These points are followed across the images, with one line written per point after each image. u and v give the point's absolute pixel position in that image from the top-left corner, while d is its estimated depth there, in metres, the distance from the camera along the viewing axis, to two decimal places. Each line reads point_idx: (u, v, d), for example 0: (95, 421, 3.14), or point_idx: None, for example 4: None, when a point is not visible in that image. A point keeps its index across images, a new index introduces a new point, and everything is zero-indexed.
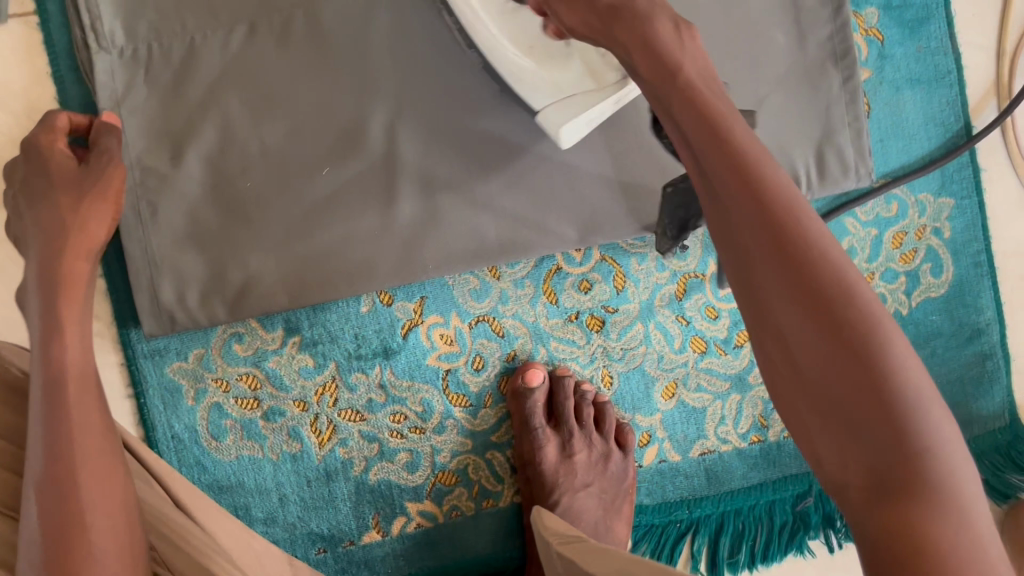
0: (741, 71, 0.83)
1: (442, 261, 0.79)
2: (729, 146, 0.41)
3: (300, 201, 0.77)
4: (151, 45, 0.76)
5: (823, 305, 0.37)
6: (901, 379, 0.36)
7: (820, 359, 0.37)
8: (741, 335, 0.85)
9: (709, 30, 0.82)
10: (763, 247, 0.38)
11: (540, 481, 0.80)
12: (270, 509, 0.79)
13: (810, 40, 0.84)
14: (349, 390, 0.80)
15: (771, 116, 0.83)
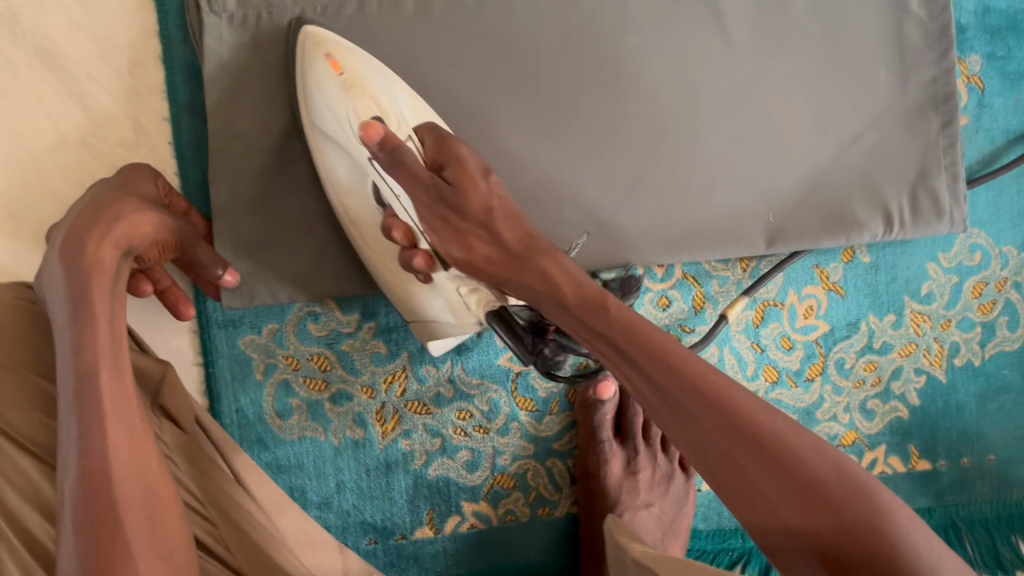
0: (843, 106, 0.82)
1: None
2: (647, 342, 0.50)
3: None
4: (260, 14, 0.73)
5: (738, 420, 0.46)
6: (815, 449, 0.46)
7: (756, 463, 0.45)
8: (813, 368, 0.85)
9: (815, 62, 0.82)
10: (674, 390, 0.48)
11: (602, 495, 0.79)
12: (326, 494, 0.78)
13: (913, 82, 0.83)
14: (418, 382, 0.79)
15: (868, 154, 0.82)
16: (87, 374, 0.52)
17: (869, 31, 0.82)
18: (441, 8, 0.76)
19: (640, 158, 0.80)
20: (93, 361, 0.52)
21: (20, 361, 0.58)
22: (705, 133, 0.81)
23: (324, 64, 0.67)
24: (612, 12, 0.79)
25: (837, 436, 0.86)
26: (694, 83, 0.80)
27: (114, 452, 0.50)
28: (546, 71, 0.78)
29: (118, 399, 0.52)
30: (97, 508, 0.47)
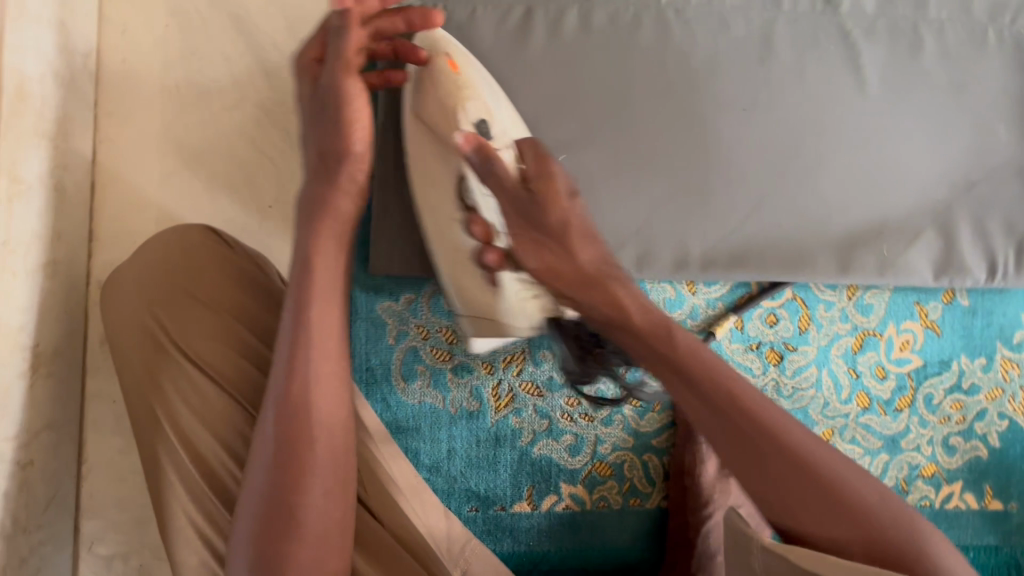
0: (964, 155, 0.87)
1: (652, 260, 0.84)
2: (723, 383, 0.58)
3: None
4: (437, 6, 0.81)
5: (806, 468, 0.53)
6: (864, 487, 0.52)
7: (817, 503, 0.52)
8: (903, 400, 0.89)
9: (944, 110, 0.87)
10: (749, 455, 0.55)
11: (695, 492, 0.83)
12: (437, 458, 0.83)
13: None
14: (535, 365, 0.85)
15: (981, 201, 0.87)
16: (302, 296, 0.58)
17: (996, 87, 0.88)
18: (600, 23, 0.84)
19: (768, 179, 0.85)
20: (316, 281, 0.58)
21: (208, 302, 0.67)
22: (831, 162, 0.86)
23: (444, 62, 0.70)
24: (754, 44, 0.86)
25: (918, 466, 0.89)
26: (825, 117, 0.86)
27: (316, 367, 0.57)
28: (691, 87, 0.84)
29: (331, 310, 0.58)
30: (292, 416, 0.55)
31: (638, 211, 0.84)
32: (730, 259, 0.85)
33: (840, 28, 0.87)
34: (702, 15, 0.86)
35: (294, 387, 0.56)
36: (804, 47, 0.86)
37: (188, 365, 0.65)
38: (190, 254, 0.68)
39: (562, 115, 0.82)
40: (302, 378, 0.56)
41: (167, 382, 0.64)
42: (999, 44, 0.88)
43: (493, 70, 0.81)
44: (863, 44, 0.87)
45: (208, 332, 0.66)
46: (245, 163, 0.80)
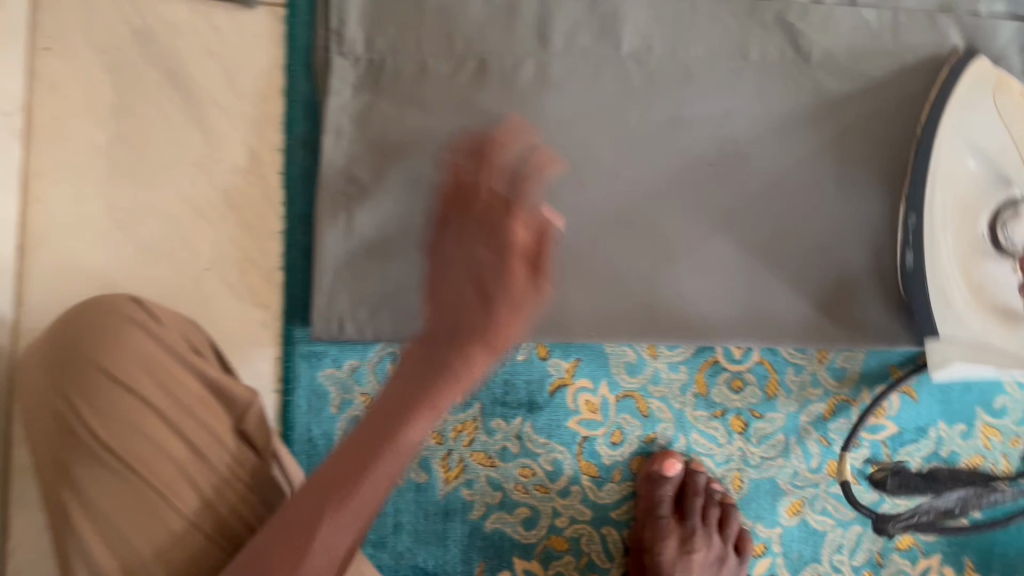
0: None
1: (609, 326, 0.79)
2: None
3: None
4: (385, 58, 0.76)
5: None
6: None
7: None
8: (877, 468, 0.85)
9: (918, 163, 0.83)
10: None
11: (655, 571, 0.79)
12: (382, 533, 0.79)
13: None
14: (487, 434, 0.80)
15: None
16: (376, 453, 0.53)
17: None
18: (559, 75, 0.78)
19: (732, 239, 0.81)
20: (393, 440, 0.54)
21: (129, 384, 0.64)
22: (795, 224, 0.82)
23: (1013, 97, 0.79)
24: (723, 97, 0.80)
25: (894, 539, 0.85)
26: (793, 174, 0.82)
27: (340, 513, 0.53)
28: (655, 144, 0.80)
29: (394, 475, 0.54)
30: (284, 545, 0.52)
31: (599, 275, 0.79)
32: (693, 324, 0.80)
33: (811, 80, 0.81)
34: (665, 67, 0.80)
35: (329, 497, 0.53)
36: (774, 101, 0.81)
37: (111, 459, 0.62)
38: (116, 339, 0.65)
39: None
40: (348, 502, 0.54)
41: (91, 481, 0.61)
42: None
43: (445, 128, 0.77)
44: (835, 98, 0.82)
45: (132, 422, 0.63)
46: (183, 227, 0.76)
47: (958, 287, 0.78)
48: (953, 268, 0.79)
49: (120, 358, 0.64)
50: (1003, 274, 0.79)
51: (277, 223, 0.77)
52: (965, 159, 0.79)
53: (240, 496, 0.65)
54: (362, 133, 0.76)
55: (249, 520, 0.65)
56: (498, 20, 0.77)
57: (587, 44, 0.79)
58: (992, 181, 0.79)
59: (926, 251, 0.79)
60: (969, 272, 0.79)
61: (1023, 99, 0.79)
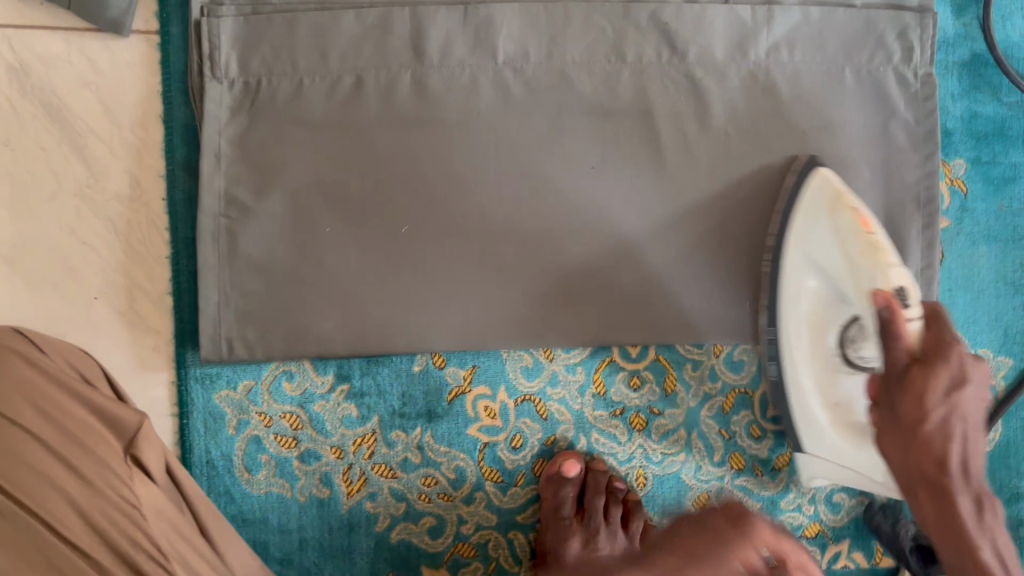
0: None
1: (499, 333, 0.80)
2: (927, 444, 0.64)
3: (374, 254, 0.78)
4: (260, 80, 0.77)
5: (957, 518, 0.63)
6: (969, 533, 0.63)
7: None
8: (781, 458, 0.85)
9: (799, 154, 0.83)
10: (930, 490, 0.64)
11: (560, 572, 0.80)
12: (288, 549, 0.80)
13: (903, 181, 0.84)
14: (387, 446, 0.81)
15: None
16: None
17: (857, 128, 0.84)
18: (435, 86, 0.79)
19: (620, 239, 0.81)
20: None
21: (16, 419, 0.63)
22: (684, 218, 0.82)
23: (851, 215, 0.69)
24: (601, 101, 0.81)
25: (802, 526, 0.85)
26: (677, 171, 0.82)
27: None
28: (537, 148, 0.80)
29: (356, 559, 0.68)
30: None
31: (489, 283, 0.80)
32: (583, 324, 0.81)
33: (689, 78, 0.82)
34: (542, 74, 0.81)
35: None
36: (653, 101, 0.82)
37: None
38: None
39: (402, 184, 0.79)
40: None
41: None
42: (856, 82, 0.84)
43: (324, 145, 0.78)
44: (715, 94, 0.82)
45: (16, 454, 0.62)
46: (68, 258, 0.77)
47: (812, 396, 0.78)
48: (806, 363, 0.77)
49: (3, 392, 0.64)
50: (856, 390, 0.75)
51: (164, 248, 0.78)
52: (806, 278, 0.75)
53: (128, 520, 0.64)
54: (240, 154, 0.77)
55: (140, 543, 0.63)
56: (371, 37, 0.78)
57: (463, 54, 0.79)
58: (834, 297, 0.73)
59: (786, 368, 0.79)
60: (824, 388, 0.77)
61: (860, 218, 0.68)
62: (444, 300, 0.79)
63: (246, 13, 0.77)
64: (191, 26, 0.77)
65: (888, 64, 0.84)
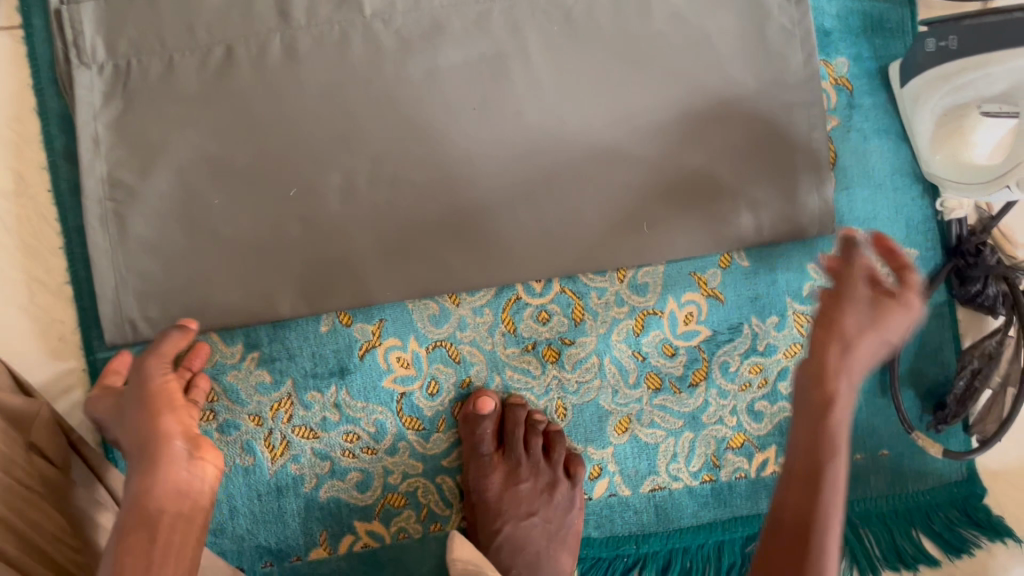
0: (719, 113, 0.81)
1: (399, 273, 0.79)
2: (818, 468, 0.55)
3: (264, 224, 0.78)
4: (130, 61, 0.77)
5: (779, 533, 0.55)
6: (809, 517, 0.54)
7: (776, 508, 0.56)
8: (696, 373, 0.86)
9: (683, 71, 0.80)
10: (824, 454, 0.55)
11: (484, 507, 0.82)
12: (220, 520, 0.81)
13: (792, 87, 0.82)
14: (304, 408, 0.82)
15: (736, 162, 0.82)
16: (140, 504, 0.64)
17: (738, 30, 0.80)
18: (307, 47, 0.78)
19: (513, 180, 0.80)
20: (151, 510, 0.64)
21: None
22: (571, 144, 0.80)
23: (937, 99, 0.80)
24: (476, 43, 0.79)
25: (726, 439, 0.86)
26: (560, 102, 0.80)
27: None
28: (416, 96, 0.78)
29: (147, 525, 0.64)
30: None
31: (384, 234, 0.79)
32: (480, 264, 0.80)
33: (560, 8, 0.79)
34: (413, 22, 0.79)
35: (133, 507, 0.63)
36: (527, 37, 0.79)
37: None
38: None
39: (282, 148, 0.78)
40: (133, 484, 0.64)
41: None
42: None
43: (200, 120, 0.77)
44: (587, 22, 0.80)
45: None
46: None
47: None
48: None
49: None
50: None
51: (56, 239, 0.79)
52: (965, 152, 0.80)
53: (29, 501, 0.64)
54: (118, 136, 0.77)
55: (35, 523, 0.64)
56: (237, 6, 0.77)
57: (329, 11, 0.78)
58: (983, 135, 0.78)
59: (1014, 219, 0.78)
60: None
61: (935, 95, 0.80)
62: (337, 256, 0.79)
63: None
64: (52, 15, 0.77)
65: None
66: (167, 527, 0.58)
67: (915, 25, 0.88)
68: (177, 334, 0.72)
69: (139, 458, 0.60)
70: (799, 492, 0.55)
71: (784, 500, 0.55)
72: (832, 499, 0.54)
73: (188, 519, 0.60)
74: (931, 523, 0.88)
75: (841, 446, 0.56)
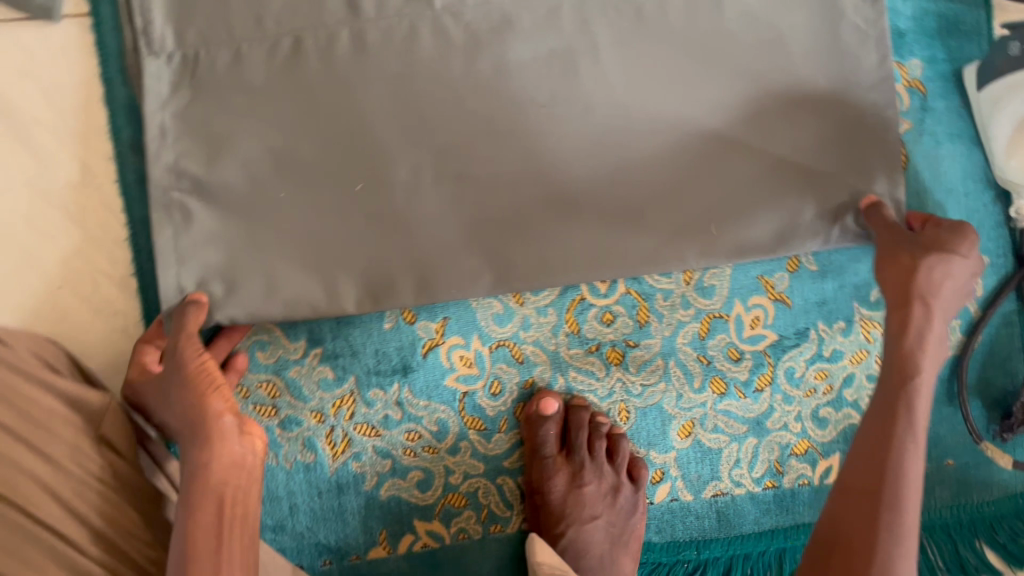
0: (803, 116, 0.77)
1: (463, 272, 0.76)
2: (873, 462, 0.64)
3: (324, 218, 0.74)
4: (198, 52, 0.74)
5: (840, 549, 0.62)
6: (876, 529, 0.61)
7: (825, 519, 0.65)
8: (762, 378, 0.84)
9: (760, 70, 0.76)
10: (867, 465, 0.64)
11: (547, 510, 0.81)
12: (280, 517, 0.80)
13: (873, 89, 0.78)
14: (366, 405, 0.81)
15: (813, 163, 0.78)
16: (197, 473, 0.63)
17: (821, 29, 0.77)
18: (376, 39, 0.74)
19: (590, 181, 0.76)
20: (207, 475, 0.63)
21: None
22: (646, 146, 0.76)
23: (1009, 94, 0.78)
24: (548, 40, 0.76)
25: (790, 445, 0.85)
26: (628, 102, 0.76)
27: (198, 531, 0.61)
28: (484, 95, 0.75)
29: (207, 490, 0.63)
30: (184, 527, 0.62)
31: (448, 233, 0.75)
32: (547, 270, 0.77)
33: (631, 3, 0.76)
34: (482, 16, 0.75)
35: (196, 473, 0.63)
36: (596, 32, 0.76)
37: None
38: None
39: (349, 144, 0.74)
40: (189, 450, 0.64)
41: None
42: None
43: (266, 112, 0.73)
44: (658, 16, 0.76)
45: None
46: (29, 251, 0.77)
47: None
48: None
49: None
50: None
51: (122, 230, 0.78)
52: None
53: (101, 499, 0.66)
54: (184, 125, 0.74)
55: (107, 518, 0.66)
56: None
57: (398, 4, 0.74)
58: None
59: None
60: None
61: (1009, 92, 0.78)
62: (400, 257, 0.75)
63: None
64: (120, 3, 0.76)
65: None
66: (231, 504, 0.63)
67: (992, 27, 0.86)
68: (190, 311, 0.72)
69: (193, 435, 0.64)
70: (858, 511, 0.63)
71: (839, 517, 0.64)
72: (898, 515, 0.61)
73: (246, 492, 0.65)
74: (995, 535, 0.86)
75: (908, 476, 0.63)
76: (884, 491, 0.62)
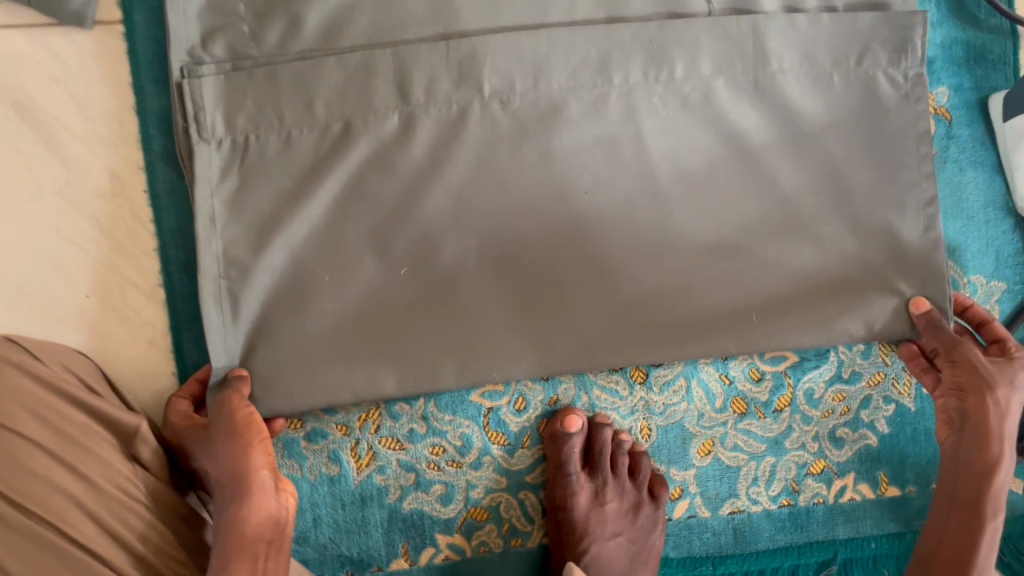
0: (829, 212, 0.78)
1: (492, 358, 0.75)
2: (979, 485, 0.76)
3: (369, 292, 0.74)
4: (248, 136, 0.73)
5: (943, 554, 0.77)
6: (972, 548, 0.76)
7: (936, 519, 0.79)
8: (782, 399, 0.85)
9: (783, 155, 0.78)
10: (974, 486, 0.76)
11: (570, 527, 0.82)
12: (303, 528, 0.81)
13: (901, 181, 0.79)
14: (392, 419, 0.81)
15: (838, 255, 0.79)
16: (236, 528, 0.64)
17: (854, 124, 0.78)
18: (427, 128, 0.74)
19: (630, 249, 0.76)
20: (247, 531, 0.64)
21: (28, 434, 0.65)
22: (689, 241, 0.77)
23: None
24: (599, 130, 0.76)
25: (807, 464, 0.86)
26: (662, 192, 0.76)
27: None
28: (529, 180, 0.75)
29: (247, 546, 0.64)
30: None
31: (487, 308, 0.75)
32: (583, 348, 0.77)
33: (677, 94, 0.76)
34: (529, 105, 0.75)
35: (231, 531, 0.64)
36: (642, 121, 0.76)
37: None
38: None
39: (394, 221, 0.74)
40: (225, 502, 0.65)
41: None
42: (844, 87, 0.78)
43: (311, 192, 0.73)
44: (704, 109, 0.76)
45: (21, 463, 0.64)
46: (56, 259, 0.76)
47: None
48: None
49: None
50: None
51: (151, 240, 0.78)
52: None
53: (133, 514, 0.67)
54: (235, 212, 0.73)
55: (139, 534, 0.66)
56: (355, 83, 0.72)
57: (449, 90, 0.73)
58: None
59: None
60: None
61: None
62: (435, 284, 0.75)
63: (227, 70, 0.72)
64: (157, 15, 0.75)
65: (876, 66, 0.78)
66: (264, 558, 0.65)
67: (1017, 57, 0.87)
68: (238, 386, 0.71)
69: (233, 489, 0.65)
70: (963, 522, 0.77)
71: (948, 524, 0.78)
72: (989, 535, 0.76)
73: (276, 548, 0.67)
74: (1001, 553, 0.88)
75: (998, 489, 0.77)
76: (980, 535, 0.76)
